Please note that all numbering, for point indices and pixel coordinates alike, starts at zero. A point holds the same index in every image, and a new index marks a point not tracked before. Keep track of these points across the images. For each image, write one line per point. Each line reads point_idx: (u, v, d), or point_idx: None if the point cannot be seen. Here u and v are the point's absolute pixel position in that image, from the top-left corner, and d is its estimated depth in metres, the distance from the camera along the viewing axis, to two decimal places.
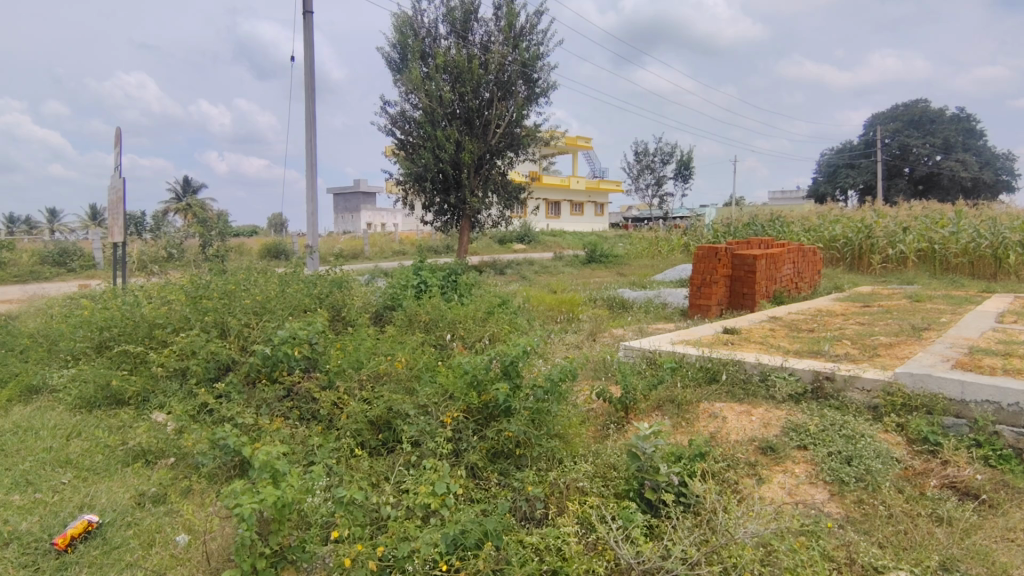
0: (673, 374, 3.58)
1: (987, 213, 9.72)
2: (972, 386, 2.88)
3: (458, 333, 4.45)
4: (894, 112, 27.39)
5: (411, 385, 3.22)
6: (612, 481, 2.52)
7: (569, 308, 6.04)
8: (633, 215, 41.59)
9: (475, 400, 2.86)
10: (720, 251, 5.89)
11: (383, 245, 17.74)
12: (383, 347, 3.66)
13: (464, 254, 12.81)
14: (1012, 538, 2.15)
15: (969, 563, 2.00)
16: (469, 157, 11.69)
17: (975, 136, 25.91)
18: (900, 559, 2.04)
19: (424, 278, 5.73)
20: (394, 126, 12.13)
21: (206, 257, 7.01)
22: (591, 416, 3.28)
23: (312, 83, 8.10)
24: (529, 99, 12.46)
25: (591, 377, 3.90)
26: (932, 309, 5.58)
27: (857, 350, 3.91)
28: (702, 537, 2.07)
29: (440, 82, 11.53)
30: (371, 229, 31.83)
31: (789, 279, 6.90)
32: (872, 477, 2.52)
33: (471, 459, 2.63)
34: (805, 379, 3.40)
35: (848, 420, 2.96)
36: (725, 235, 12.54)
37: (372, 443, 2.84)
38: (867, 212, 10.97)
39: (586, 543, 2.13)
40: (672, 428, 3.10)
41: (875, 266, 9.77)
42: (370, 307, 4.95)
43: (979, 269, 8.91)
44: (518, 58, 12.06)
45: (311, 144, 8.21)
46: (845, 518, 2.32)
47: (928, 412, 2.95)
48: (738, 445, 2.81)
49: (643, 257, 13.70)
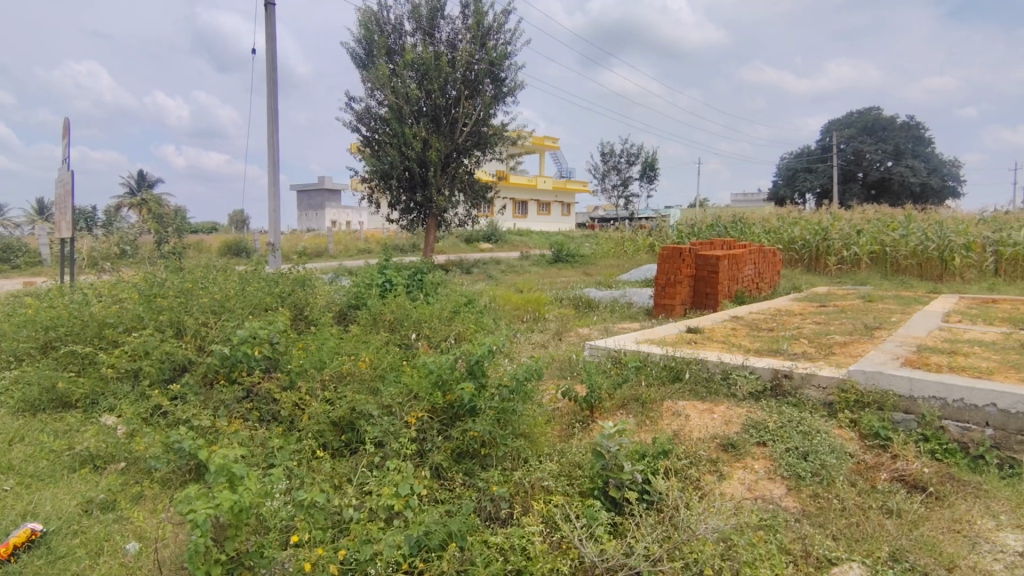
0: (637, 374, 3.65)
1: (934, 217, 10.15)
2: (920, 383, 2.98)
3: (423, 332, 4.41)
4: (849, 119, 28.31)
5: (375, 385, 3.19)
6: (577, 480, 2.53)
7: (535, 308, 6.04)
8: (600, 215, 42.05)
9: (440, 400, 2.83)
10: (684, 251, 5.98)
11: (347, 243, 17.43)
12: (347, 346, 3.60)
13: (430, 253, 12.67)
14: (958, 529, 2.24)
15: (918, 554, 2.07)
16: (436, 155, 11.64)
17: (925, 143, 26.93)
18: (852, 550, 2.12)
19: (389, 277, 5.66)
20: (360, 122, 11.97)
21: (161, 255, 6.76)
22: (556, 415, 3.29)
23: (274, 76, 7.92)
24: (496, 98, 12.43)
25: (557, 376, 3.92)
26: (883, 309, 5.79)
27: (813, 349, 4.03)
28: (664, 534, 2.10)
29: (406, 80, 11.44)
30: (335, 228, 31.28)
31: (750, 279, 7.07)
32: (827, 472, 2.60)
33: (435, 459, 2.60)
34: (765, 378, 3.48)
35: (805, 416, 3.05)
36: (689, 235, 12.78)
37: (334, 444, 2.79)
38: (823, 214, 11.33)
39: (551, 542, 2.14)
40: (636, 426, 3.13)
41: (831, 267, 10.11)
42: (334, 307, 4.87)
43: (927, 270, 9.30)
44: (486, 57, 12.04)
45: (273, 140, 8.03)
46: (801, 511, 2.39)
47: (879, 408, 3.05)
48: (700, 442, 2.86)
49: (609, 257, 13.83)
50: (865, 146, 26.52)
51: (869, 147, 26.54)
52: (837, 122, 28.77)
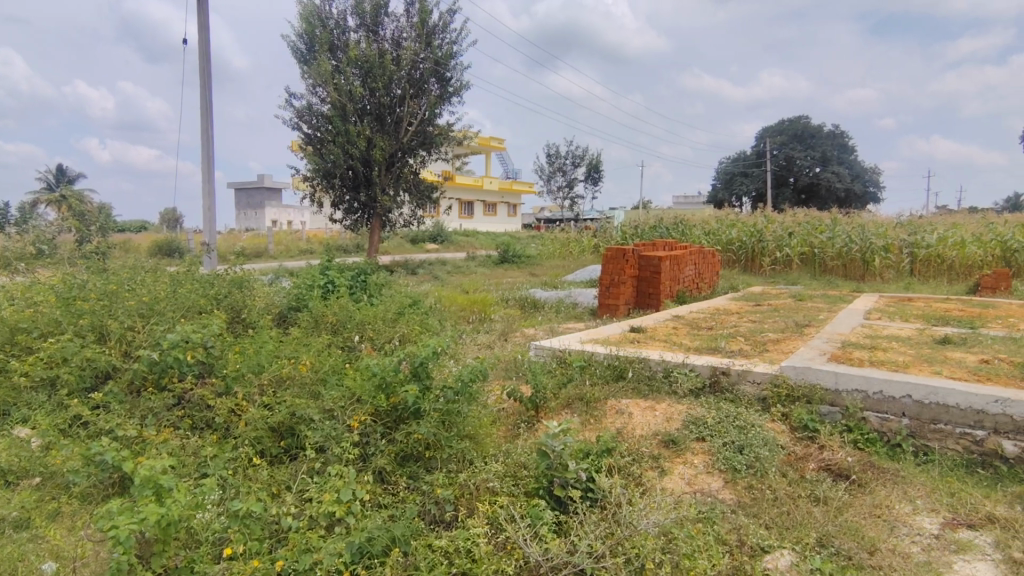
0: (582, 373, 3.71)
1: (857, 220, 10.76)
2: (844, 376, 3.15)
3: (367, 334, 4.33)
4: (781, 125, 29.66)
5: (317, 389, 3.10)
6: (522, 480, 2.54)
7: (481, 308, 6.03)
8: (546, 216, 42.49)
9: (384, 403, 2.78)
10: (628, 252, 6.11)
11: (288, 243, 16.91)
12: (287, 349, 3.48)
13: (375, 253, 12.44)
14: (878, 513, 2.38)
15: (843, 539, 2.19)
16: (381, 155, 11.46)
17: (849, 151, 28.52)
18: (783, 538, 2.22)
19: (332, 278, 5.52)
20: (301, 119, 11.65)
21: (83, 255, 6.35)
22: (502, 416, 3.30)
23: (207, 68, 7.59)
24: (442, 98, 12.33)
25: (503, 377, 3.93)
26: (813, 307, 6.08)
27: (749, 346, 4.20)
28: (607, 530, 2.13)
29: (350, 77, 11.21)
30: (276, 228, 30.25)
31: (691, 279, 7.29)
32: (761, 464, 2.72)
33: (379, 463, 2.56)
34: (703, 375, 3.58)
35: (741, 411, 3.17)
36: (632, 237, 13.08)
37: (273, 451, 2.69)
38: (758, 217, 11.83)
39: (495, 544, 2.14)
40: (581, 425, 3.17)
41: (766, 267, 10.58)
42: (273, 309, 4.71)
43: (851, 271, 9.87)
44: (431, 56, 11.93)
45: (207, 135, 7.69)
46: (737, 502, 2.48)
47: (808, 401, 3.21)
48: (643, 440, 2.93)
49: (555, 258, 14.00)
50: (796, 153, 27.87)
51: (799, 153, 27.90)
52: (770, 129, 30.09)
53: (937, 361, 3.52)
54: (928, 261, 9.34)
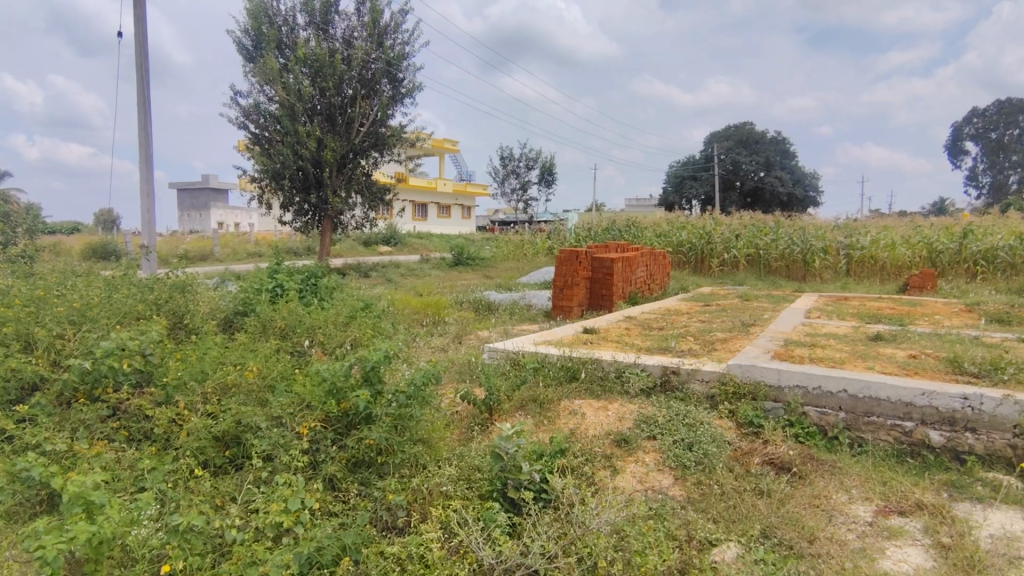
0: (535, 374, 3.74)
1: (799, 223, 11.22)
2: (786, 373, 3.27)
3: (317, 339, 4.23)
4: (728, 131, 30.65)
5: (264, 396, 3.01)
6: (476, 483, 2.53)
7: (436, 311, 5.99)
8: (501, 218, 42.59)
9: (334, 409, 2.72)
10: (581, 254, 6.18)
11: (235, 245, 16.35)
12: (232, 355, 3.37)
13: (327, 256, 12.18)
14: (817, 504, 2.48)
15: (785, 530, 2.27)
16: (332, 156, 11.24)
17: (791, 157, 29.69)
18: (730, 531, 2.28)
19: (281, 280, 5.37)
20: (247, 118, 11.31)
21: (8, 259, 5.96)
22: (455, 419, 3.29)
23: (145, 63, 7.27)
24: (394, 99, 12.19)
25: (457, 379, 3.92)
26: (758, 307, 6.31)
27: (698, 346, 4.32)
28: (559, 531, 2.15)
29: (298, 76, 10.96)
30: (222, 230, 29.22)
31: (642, 281, 7.44)
32: (709, 461, 2.80)
33: (329, 471, 2.50)
34: (654, 374, 3.66)
35: (690, 409, 3.25)
36: (586, 239, 13.25)
37: (216, 461, 2.59)
38: (707, 220, 12.18)
39: (448, 549, 2.13)
40: (534, 427, 3.19)
41: (714, 268, 10.91)
42: (218, 313, 4.54)
43: (793, 271, 10.28)
44: (383, 56, 11.77)
45: (145, 133, 7.37)
46: (686, 499, 2.55)
47: (753, 398, 3.33)
48: (595, 440, 2.97)
49: (509, 260, 14.05)
50: (741, 157, 28.81)
51: (745, 158, 28.85)
52: (718, 134, 31.05)
53: (871, 357, 3.71)
54: (862, 261, 9.81)
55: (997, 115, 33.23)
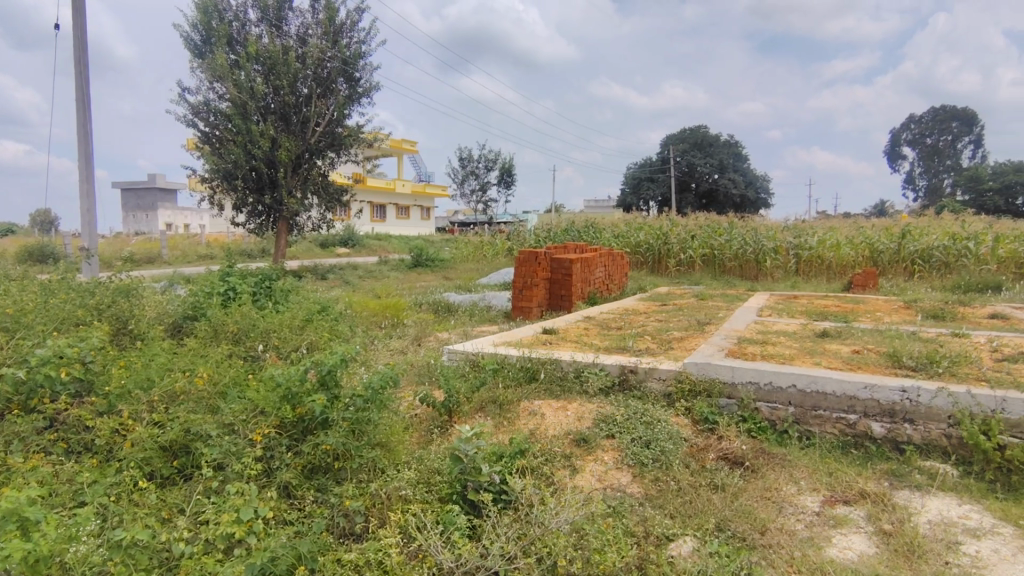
0: (494, 375, 3.74)
1: (751, 224, 11.57)
2: (739, 370, 3.36)
3: (272, 343, 4.13)
4: (683, 134, 31.36)
5: (215, 403, 2.91)
6: (436, 486, 2.52)
7: (394, 313, 5.92)
8: (461, 218, 42.48)
9: (289, 415, 2.66)
10: (540, 255, 6.21)
11: (184, 247, 15.80)
12: (180, 362, 3.25)
13: (282, 258, 11.89)
14: (768, 496, 2.56)
15: (738, 522, 2.33)
16: (286, 156, 10.97)
17: (743, 160, 30.60)
18: (686, 526, 2.33)
19: (233, 284, 5.20)
20: (196, 116, 10.94)
21: None
22: (414, 422, 3.26)
23: (85, 57, 6.95)
24: (351, 98, 12.00)
25: (416, 382, 3.88)
26: (713, 306, 6.48)
27: (655, 345, 4.40)
28: (519, 531, 2.15)
29: (251, 73, 10.67)
30: (170, 231, 28.21)
31: (601, 281, 7.53)
32: (666, 457, 2.85)
33: (284, 478, 2.44)
34: (613, 373, 3.71)
35: (647, 407, 3.31)
36: (546, 240, 13.34)
37: (163, 472, 2.49)
38: (663, 220, 12.44)
39: (407, 554, 2.11)
40: (494, 428, 3.19)
41: (671, 268, 11.17)
42: (165, 318, 4.38)
43: (746, 271, 10.59)
44: (339, 55, 11.57)
45: (85, 130, 7.04)
46: (644, 496, 2.59)
47: (708, 395, 3.41)
48: (555, 440, 2.99)
49: (469, 261, 14.03)
50: (696, 160, 29.52)
51: (700, 160, 29.57)
52: (673, 137, 31.72)
53: (818, 353, 3.86)
54: (810, 261, 10.17)
55: (932, 122, 35.08)
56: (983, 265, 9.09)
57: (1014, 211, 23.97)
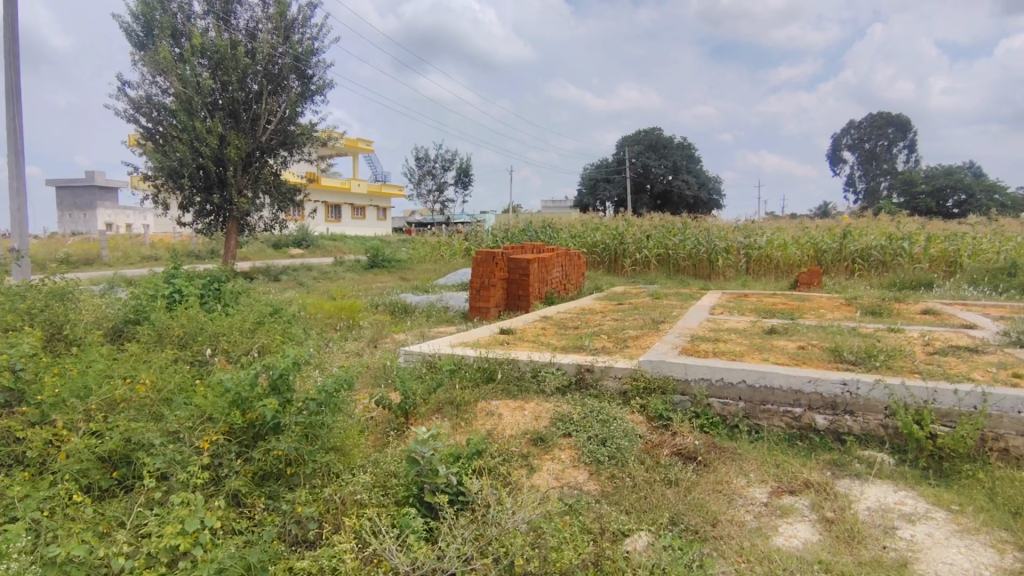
0: (451, 376, 3.73)
1: (704, 224, 11.88)
2: (692, 367, 3.43)
3: (221, 347, 4.00)
4: (637, 136, 31.93)
5: (159, 411, 2.80)
6: (392, 489, 2.49)
7: (349, 315, 5.81)
8: (418, 218, 42.18)
9: (239, 420, 2.57)
10: (497, 255, 6.22)
11: (126, 249, 15.12)
12: (121, 368, 3.11)
13: (232, 259, 11.52)
14: (719, 489, 2.63)
15: (691, 516, 2.39)
16: (236, 153, 10.63)
17: (696, 162, 31.40)
18: (641, 521, 2.37)
19: (178, 286, 5.00)
20: (139, 111, 10.50)
21: None
22: (370, 425, 3.22)
23: (14, 48, 6.57)
24: (304, 96, 11.73)
25: (372, 384, 3.83)
26: (667, 305, 6.63)
27: (611, 343, 4.46)
28: (475, 532, 2.15)
29: (196, 67, 10.31)
30: (110, 231, 26.97)
31: (558, 281, 7.59)
32: (621, 455, 2.89)
33: (232, 486, 2.36)
34: (569, 372, 3.74)
35: (603, 405, 3.35)
36: (503, 240, 13.37)
37: (102, 484, 2.38)
38: (619, 221, 12.63)
39: (362, 559, 2.07)
40: (451, 429, 3.18)
41: (627, 267, 11.36)
42: (104, 322, 4.18)
43: (699, 270, 10.86)
44: (290, 51, 11.28)
45: (14, 124, 6.66)
46: (600, 493, 2.62)
47: (662, 392, 3.47)
48: (512, 440, 2.99)
49: (427, 262, 13.92)
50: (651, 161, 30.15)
51: (654, 162, 30.19)
52: (629, 139, 32.31)
53: (767, 349, 3.99)
54: (759, 261, 10.52)
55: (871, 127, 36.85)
56: (917, 263, 9.60)
57: (944, 213, 25.44)
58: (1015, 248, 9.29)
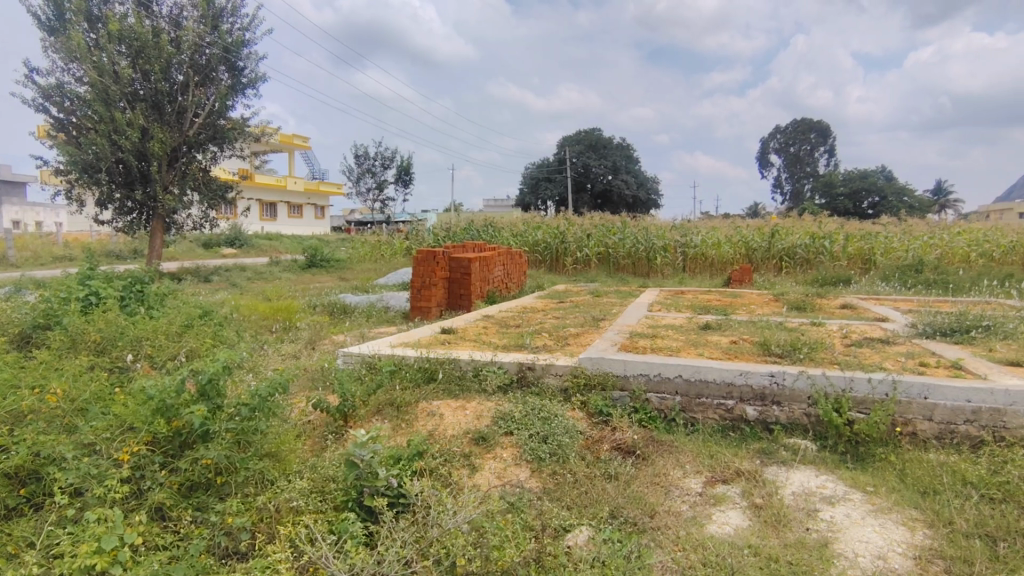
0: (391, 377, 3.67)
1: (642, 223, 12.20)
2: (631, 363, 3.51)
3: (143, 352, 3.78)
4: (578, 137, 32.42)
5: (73, 422, 2.61)
6: (330, 494, 2.41)
7: (285, 316, 5.63)
8: (358, 217, 41.30)
9: (163, 429, 2.43)
10: (438, 254, 6.16)
11: (37, 249, 14.06)
12: (28, 377, 2.89)
13: (157, 259, 10.91)
14: (657, 481, 2.70)
15: (630, 509, 2.44)
16: (160, 148, 10.08)
17: (634, 162, 32.19)
18: (582, 516, 2.40)
19: (95, 287, 4.68)
20: (50, 101, 9.79)
21: None
22: (307, 429, 3.13)
23: None
24: (234, 89, 11.24)
25: (308, 387, 3.72)
26: (607, 302, 6.76)
27: (552, 341, 4.51)
28: (416, 534, 2.12)
29: (114, 55, 9.71)
30: (18, 229, 24.99)
31: (500, 280, 7.60)
32: (562, 451, 2.93)
33: (156, 499, 2.23)
34: (511, 371, 3.75)
35: (545, 403, 3.38)
36: (445, 239, 13.29)
37: (8, 503, 2.19)
38: (560, 220, 12.79)
39: (297, 568, 2.00)
40: (391, 431, 3.12)
41: (568, 266, 11.53)
42: (10, 328, 3.87)
43: (638, 268, 11.14)
44: (218, 41, 10.77)
45: None
46: (542, 489, 2.64)
47: (602, 388, 3.54)
48: (454, 439, 2.97)
49: (367, 262, 13.64)
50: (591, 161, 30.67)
51: (594, 162, 30.73)
52: (570, 139, 32.76)
53: (701, 344, 4.13)
54: (695, 259, 10.91)
55: (795, 131, 38.84)
56: (837, 261, 10.19)
57: (860, 213, 27.13)
58: (921, 247, 10.02)
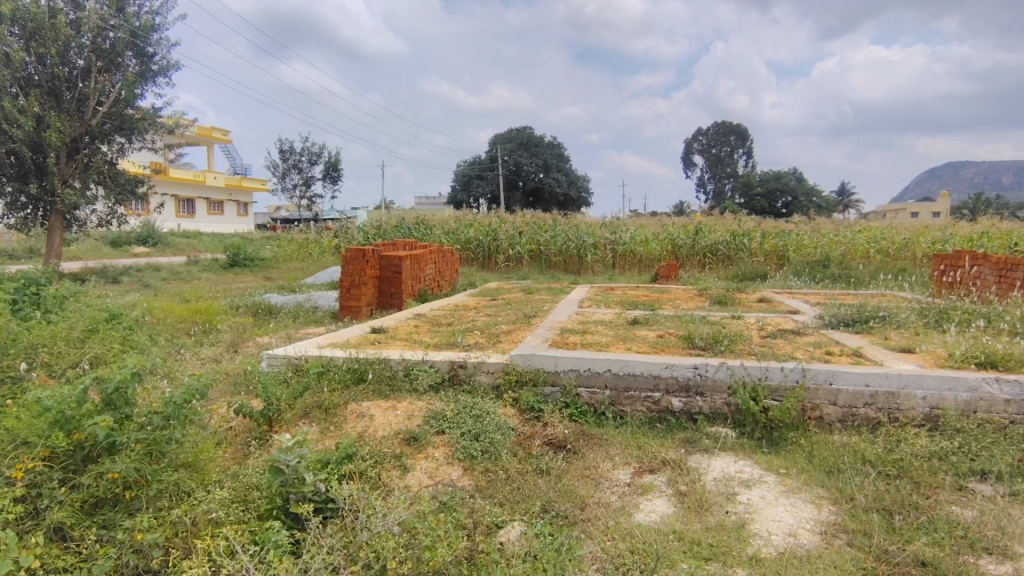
0: (319, 379, 3.55)
1: (573, 221, 12.42)
2: (561, 359, 3.55)
3: (39, 359, 3.48)
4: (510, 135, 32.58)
5: None
6: (253, 503, 2.31)
7: (205, 319, 5.35)
8: (283, 215, 39.78)
9: (62, 443, 2.23)
10: (368, 252, 6.02)
11: None
12: None
13: (55, 258, 10.06)
14: (586, 474, 2.76)
15: (561, 502, 2.48)
16: (59, 138, 9.31)
17: (565, 161, 32.70)
18: (514, 512, 2.42)
19: None
20: None
21: None
22: (229, 437, 2.98)
23: None
24: (143, 77, 10.52)
25: (230, 392, 3.55)
26: (539, 299, 6.83)
27: (484, 339, 4.50)
28: (344, 539, 2.06)
29: (4, 36, 8.92)
30: None
31: (431, 278, 7.52)
32: (495, 448, 2.93)
33: (55, 519, 2.05)
34: (443, 370, 3.72)
35: (477, 401, 3.37)
36: (376, 237, 13.02)
37: None
38: (492, 218, 12.83)
39: None
40: (319, 435, 3.02)
41: (501, 264, 11.58)
42: None
43: (569, 265, 11.33)
44: (124, 25, 10.01)
45: None
46: (474, 487, 2.64)
47: (533, 384, 3.57)
48: (384, 441, 2.91)
49: (293, 261, 13.17)
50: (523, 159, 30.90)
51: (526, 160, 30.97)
52: (501, 137, 32.87)
53: (629, 339, 4.26)
54: (624, 256, 11.22)
55: (716, 133, 40.64)
56: (754, 258, 10.76)
57: (775, 213, 28.74)
58: (829, 244, 10.72)
